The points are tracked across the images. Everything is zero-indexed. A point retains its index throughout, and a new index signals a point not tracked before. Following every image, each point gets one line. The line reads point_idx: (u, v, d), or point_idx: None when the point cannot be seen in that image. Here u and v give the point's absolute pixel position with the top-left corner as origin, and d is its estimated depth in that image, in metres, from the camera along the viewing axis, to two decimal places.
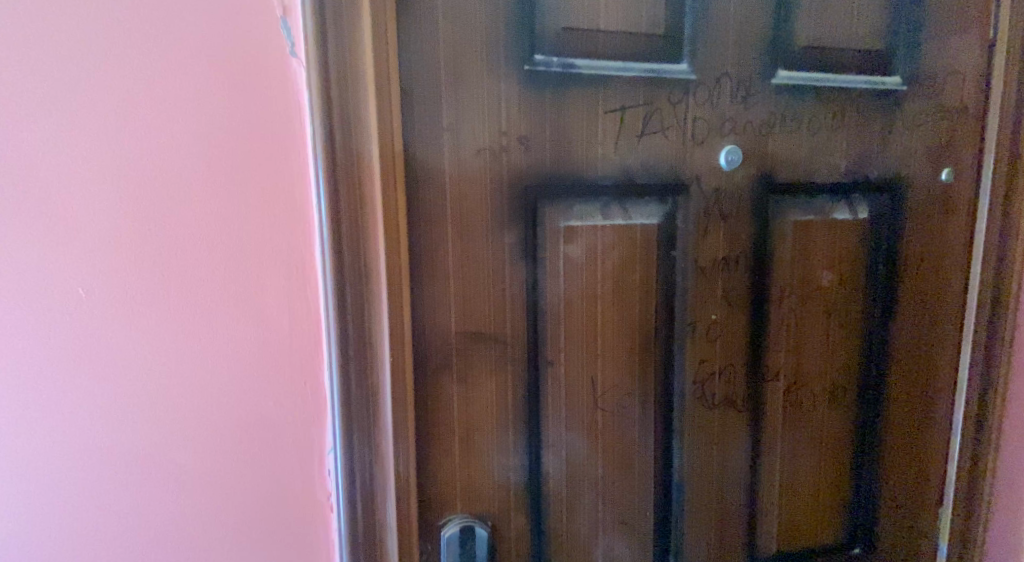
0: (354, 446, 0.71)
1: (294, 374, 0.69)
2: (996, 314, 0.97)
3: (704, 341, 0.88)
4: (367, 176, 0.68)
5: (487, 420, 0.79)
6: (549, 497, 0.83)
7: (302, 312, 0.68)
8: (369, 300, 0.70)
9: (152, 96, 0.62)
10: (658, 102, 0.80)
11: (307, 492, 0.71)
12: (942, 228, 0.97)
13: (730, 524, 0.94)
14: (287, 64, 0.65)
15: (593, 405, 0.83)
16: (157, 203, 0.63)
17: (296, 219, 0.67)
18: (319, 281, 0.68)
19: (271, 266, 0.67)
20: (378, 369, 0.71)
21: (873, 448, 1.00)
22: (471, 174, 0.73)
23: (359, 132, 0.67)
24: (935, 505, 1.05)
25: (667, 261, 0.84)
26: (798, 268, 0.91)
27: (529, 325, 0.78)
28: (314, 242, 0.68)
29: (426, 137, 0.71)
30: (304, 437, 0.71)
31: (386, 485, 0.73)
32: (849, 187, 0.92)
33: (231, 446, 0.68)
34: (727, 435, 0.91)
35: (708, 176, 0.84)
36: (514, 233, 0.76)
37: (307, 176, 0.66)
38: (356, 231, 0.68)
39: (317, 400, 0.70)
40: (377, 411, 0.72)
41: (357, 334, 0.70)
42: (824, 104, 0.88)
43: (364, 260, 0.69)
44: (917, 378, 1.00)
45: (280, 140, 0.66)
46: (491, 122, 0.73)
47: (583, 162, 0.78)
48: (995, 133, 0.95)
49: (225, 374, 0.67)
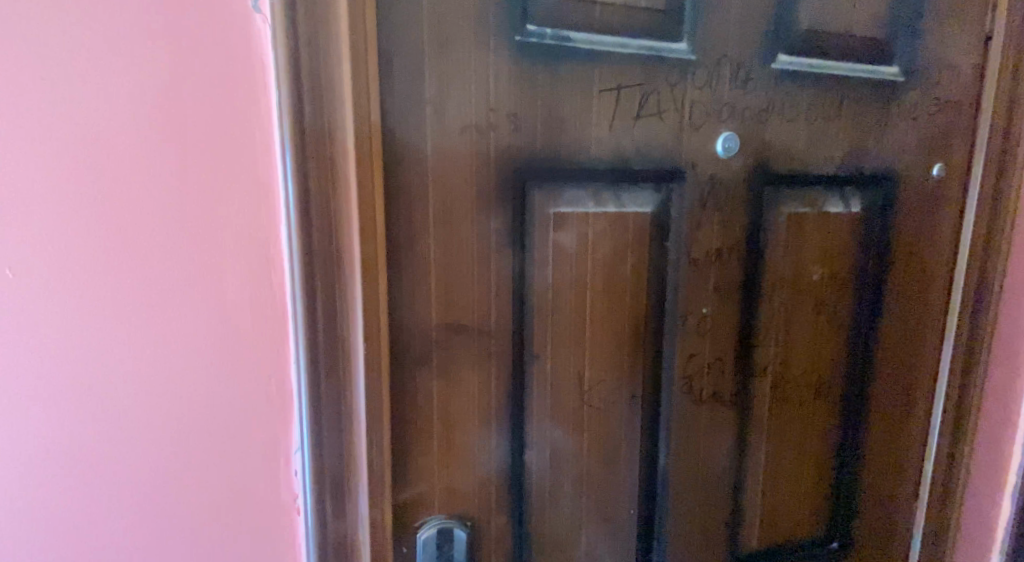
0: (323, 444, 0.67)
1: (257, 367, 0.64)
2: (979, 311, 0.96)
3: (695, 335, 0.84)
4: (340, 152, 0.63)
5: (469, 415, 0.74)
6: (531, 495, 0.79)
7: (267, 299, 0.63)
8: (342, 287, 0.65)
9: (102, 56, 0.56)
10: (656, 82, 0.76)
11: (271, 494, 0.67)
12: (931, 225, 0.94)
13: (714, 522, 0.91)
14: (251, 22, 0.59)
15: (581, 400, 0.79)
16: (107, 175, 0.57)
17: (263, 199, 0.62)
18: (286, 266, 0.63)
19: (234, 250, 0.61)
20: (350, 361, 0.66)
21: (856, 446, 0.98)
22: (456, 153, 0.69)
23: (332, 104, 0.62)
24: (909, 500, 1.03)
25: (660, 251, 0.80)
26: (791, 262, 0.88)
27: (514, 316, 0.74)
28: (280, 225, 0.62)
29: (407, 112, 0.66)
30: (269, 435, 0.66)
31: (358, 485, 0.69)
32: (844, 180, 0.89)
33: (187, 444, 0.63)
34: (714, 431, 0.88)
35: (705, 163, 0.80)
36: (500, 217, 0.71)
37: (274, 151, 0.61)
38: (328, 212, 0.63)
39: (283, 395, 0.65)
40: (350, 406, 0.67)
41: (329, 323, 0.65)
42: (823, 92, 0.85)
43: (336, 242, 0.64)
44: (899, 376, 0.98)
45: (244, 112, 0.60)
46: (478, 97, 0.68)
47: (576, 144, 0.73)
48: (988, 130, 0.92)
49: (183, 366, 0.62)
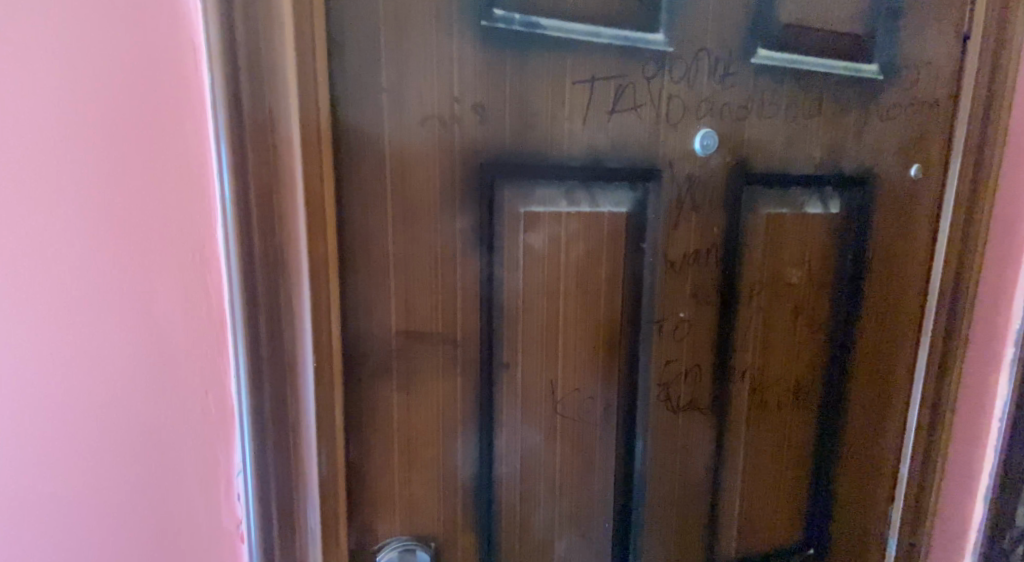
0: (268, 465, 0.61)
1: (193, 381, 0.59)
2: (956, 317, 0.94)
3: (672, 341, 0.81)
4: (283, 145, 0.58)
5: (433, 430, 0.70)
6: (500, 511, 0.75)
7: (202, 308, 0.58)
8: (288, 293, 0.60)
9: (14, 43, 0.51)
10: (631, 75, 0.72)
11: (211, 521, 0.61)
12: (907, 227, 0.92)
13: (691, 533, 0.88)
14: (181, 6, 0.54)
15: (553, 410, 0.75)
16: (20, 173, 0.52)
17: (197, 197, 0.57)
18: (224, 272, 0.58)
19: (165, 254, 0.56)
20: (297, 374, 0.61)
21: (833, 451, 0.96)
22: (417, 147, 0.64)
23: (274, 93, 0.57)
24: (884, 501, 1.02)
25: (636, 254, 0.76)
26: (770, 264, 0.85)
27: (482, 323, 0.70)
28: (217, 226, 0.57)
29: (362, 102, 0.61)
30: (208, 456, 0.60)
31: (307, 509, 0.63)
32: (824, 180, 0.86)
33: (114, 468, 0.58)
34: (691, 439, 0.84)
35: (683, 162, 0.77)
36: (467, 217, 0.67)
37: (209, 144, 0.56)
38: (272, 213, 0.58)
39: (223, 412, 0.60)
40: (298, 424, 0.62)
41: (272, 332, 0.60)
42: (803, 89, 0.82)
43: (281, 243, 0.59)
44: (874, 378, 0.96)
45: (174, 104, 0.55)
46: (442, 86, 0.64)
47: (548, 139, 0.69)
48: (965, 128, 0.90)
49: (108, 382, 0.56)
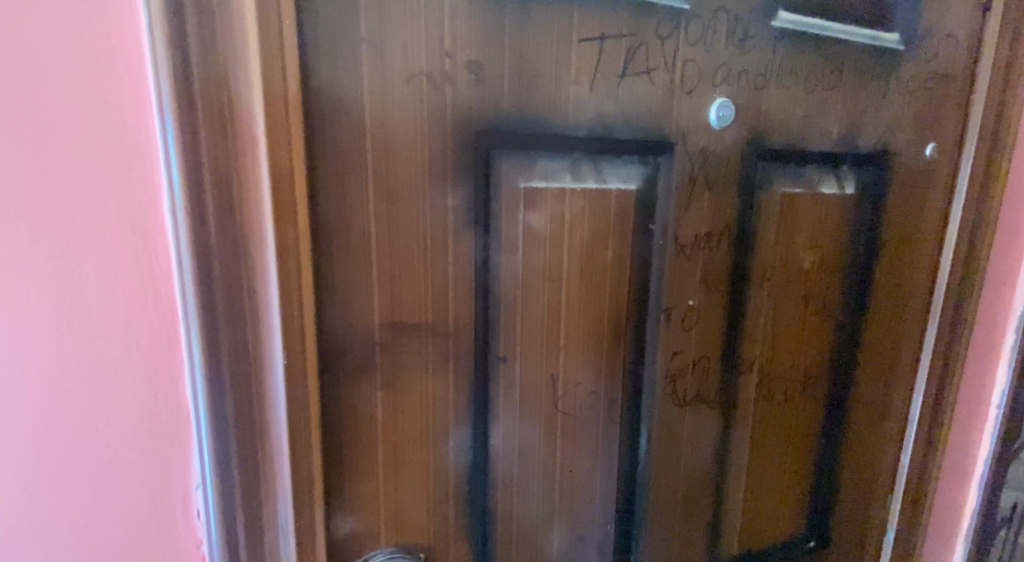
0: (232, 479, 0.55)
1: (137, 386, 0.51)
2: (964, 302, 0.88)
3: (680, 330, 0.74)
4: (240, 109, 0.50)
5: (421, 430, 0.63)
6: (495, 516, 0.69)
7: (147, 303, 0.51)
8: (250, 280, 0.53)
9: None
10: (644, 34, 0.65)
11: (167, 537, 0.55)
12: (919, 205, 0.86)
13: (695, 534, 0.82)
14: None
15: (553, 407, 0.69)
16: None
17: (137, 175, 0.49)
18: (173, 257, 0.51)
19: (102, 242, 0.49)
20: (264, 372, 0.54)
21: (836, 442, 0.90)
22: (402, 114, 0.57)
23: (226, 49, 0.49)
24: (885, 489, 0.96)
25: (644, 236, 0.70)
26: (783, 246, 0.79)
27: (477, 312, 0.63)
28: (164, 204, 0.50)
29: (340, 60, 0.54)
30: (159, 470, 0.53)
31: (278, 521, 0.57)
32: (840, 156, 0.79)
33: (52, 482, 0.51)
34: (695, 436, 0.78)
35: (697, 134, 0.70)
36: (460, 193, 0.60)
37: (149, 111, 0.48)
38: (228, 189, 0.51)
39: (175, 420, 0.53)
40: (266, 428, 0.55)
41: (232, 326, 0.53)
42: (822, 57, 0.75)
43: (242, 224, 0.52)
44: (882, 368, 0.90)
45: (106, 63, 0.47)
46: (431, 42, 0.56)
47: (549, 105, 0.62)
48: (981, 105, 0.83)
49: (37, 389, 0.49)
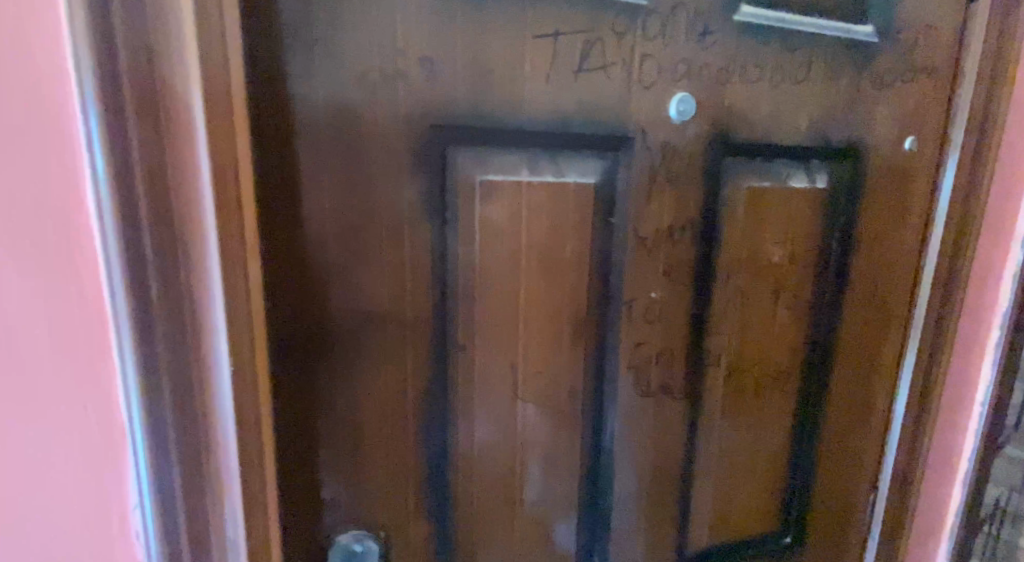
0: (173, 478, 0.54)
1: (68, 390, 0.51)
2: (948, 305, 0.92)
3: (642, 323, 0.76)
4: (177, 104, 0.49)
5: (380, 414, 0.65)
6: (455, 498, 0.71)
7: (76, 307, 0.50)
8: (191, 277, 0.51)
9: None
10: (600, 29, 0.66)
11: (103, 536, 0.55)
12: (896, 207, 0.88)
13: (662, 522, 0.84)
14: None
15: (514, 394, 0.70)
16: None
17: (62, 178, 0.48)
18: (101, 261, 0.50)
19: (24, 243, 0.48)
20: (206, 370, 0.53)
21: (812, 439, 0.93)
22: (354, 107, 0.58)
23: (161, 40, 0.47)
24: (868, 490, 1.00)
25: (606, 228, 0.71)
26: (751, 239, 0.81)
27: (434, 301, 0.65)
28: (90, 207, 0.49)
29: (296, 54, 0.55)
30: (93, 472, 0.53)
31: (224, 517, 0.56)
32: (808, 150, 0.81)
33: None
34: (660, 425, 0.80)
35: (657, 128, 0.71)
36: (416, 184, 0.62)
37: (73, 113, 0.47)
38: (165, 185, 0.50)
39: (107, 423, 0.53)
40: (209, 426, 0.54)
41: (170, 325, 0.52)
42: (790, 50, 0.76)
43: (180, 220, 0.50)
44: (862, 366, 0.93)
45: (25, 64, 0.45)
46: (382, 38, 0.57)
47: (505, 101, 0.63)
48: (969, 98, 0.86)
49: None
